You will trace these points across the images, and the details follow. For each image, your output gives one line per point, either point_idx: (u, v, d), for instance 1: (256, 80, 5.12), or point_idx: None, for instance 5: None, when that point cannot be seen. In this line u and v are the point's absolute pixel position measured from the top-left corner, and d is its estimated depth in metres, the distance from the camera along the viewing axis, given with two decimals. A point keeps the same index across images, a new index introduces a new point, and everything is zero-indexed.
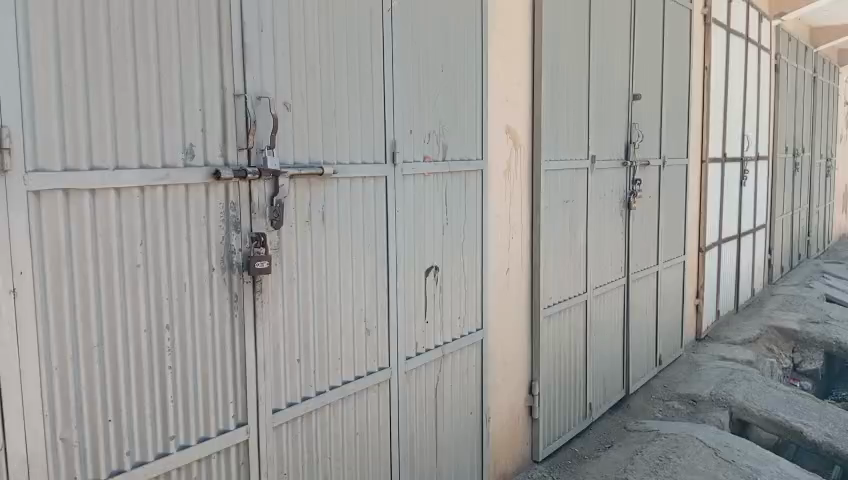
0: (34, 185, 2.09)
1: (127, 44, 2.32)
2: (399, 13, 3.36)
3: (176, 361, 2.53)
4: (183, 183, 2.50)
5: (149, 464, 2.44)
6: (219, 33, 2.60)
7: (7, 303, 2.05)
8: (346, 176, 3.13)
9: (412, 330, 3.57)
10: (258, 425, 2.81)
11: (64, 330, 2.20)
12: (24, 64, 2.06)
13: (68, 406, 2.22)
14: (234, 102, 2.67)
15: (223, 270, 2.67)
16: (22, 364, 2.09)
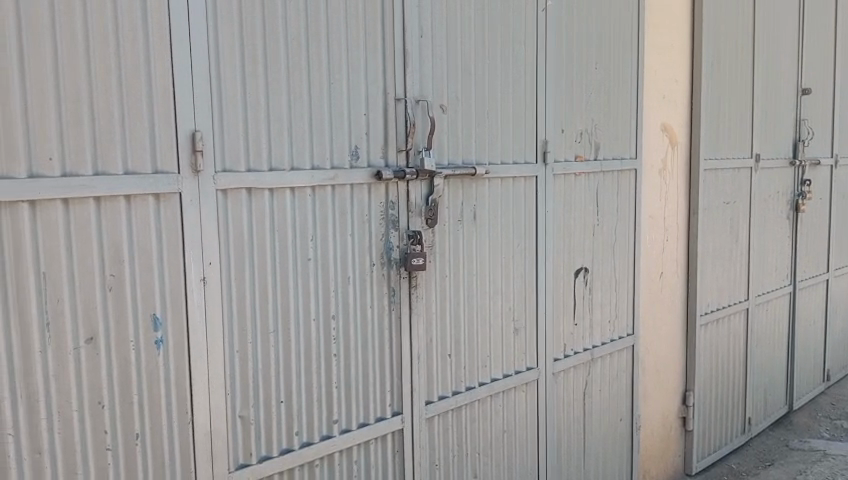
0: (222, 183, 2.30)
1: (301, 53, 2.49)
2: (554, 12, 3.35)
3: (341, 349, 2.69)
4: (349, 183, 2.65)
5: (315, 445, 2.61)
6: (383, 40, 2.72)
7: (199, 290, 2.28)
8: (498, 176, 3.16)
9: (562, 332, 3.55)
10: (412, 416, 2.91)
11: (244, 317, 2.41)
12: (215, 76, 2.27)
13: (246, 386, 2.43)
14: (395, 106, 2.78)
15: (382, 265, 2.79)
16: (209, 346, 2.32)
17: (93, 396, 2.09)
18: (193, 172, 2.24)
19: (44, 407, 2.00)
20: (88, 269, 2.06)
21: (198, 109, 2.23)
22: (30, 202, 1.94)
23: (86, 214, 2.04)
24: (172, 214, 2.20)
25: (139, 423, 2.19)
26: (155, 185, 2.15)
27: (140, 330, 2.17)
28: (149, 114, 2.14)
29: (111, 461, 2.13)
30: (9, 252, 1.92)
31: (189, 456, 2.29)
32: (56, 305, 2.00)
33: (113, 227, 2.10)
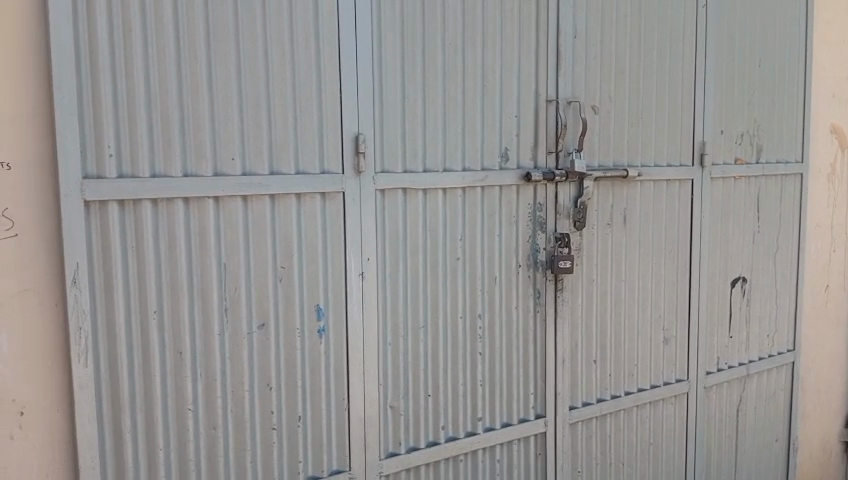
0: (381, 184, 2.41)
1: (458, 57, 2.56)
2: (714, 9, 3.22)
3: (486, 348, 2.73)
4: (499, 184, 2.68)
5: (460, 440, 2.67)
6: (537, 41, 2.73)
7: (357, 284, 2.40)
8: (650, 179, 3.07)
9: (714, 343, 3.39)
10: (556, 419, 2.90)
11: (397, 312, 2.51)
12: (377, 80, 2.39)
13: (397, 378, 2.53)
14: (547, 108, 2.78)
15: (528, 267, 2.80)
16: (365, 338, 2.43)
17: (261, 378, 2.26)
18: (356, 172, 2.36)
19: (221, 385, 2.19)
20: (261, 261, 2.23)
21: (361, 112, 2.36)
22: (214, 198, 2.13)
23: (261, 210, 2.21)
24: (335, 211, 2.34)
25: (301, 406, 2.34)
26: (321, 184, 2.30)
27: (304, 319, 2.32)
28: (317, 117, 2.29)
29: (275, 439, 2.29)
30: (196, 243, 2.12)
31: (343, 441, 2.42)
32: (233, 294, 2.19)
33: (283, 222, 2.26)
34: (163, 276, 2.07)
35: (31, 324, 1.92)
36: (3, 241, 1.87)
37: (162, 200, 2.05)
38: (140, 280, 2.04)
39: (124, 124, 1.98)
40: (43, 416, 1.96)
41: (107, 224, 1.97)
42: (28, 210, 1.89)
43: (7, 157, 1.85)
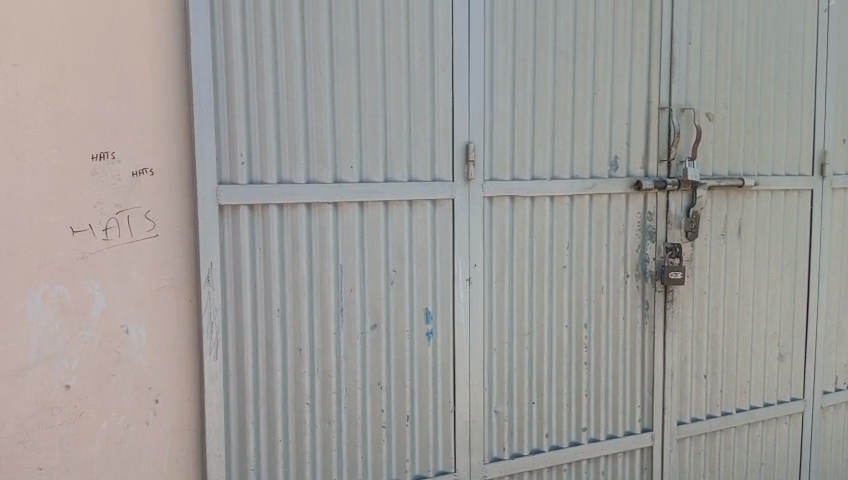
0: (490, 191, 2.45)
1: (568, 66, 2.56)
2: (839, 10, 3.07)
3: (592, 357, 2.71)
4: (608, 192, 2.67)
5: (564, 449, 2.66)
6: (650, 48, 2.70)
7: (464, 289, 2.45)
8: (767, 189, 2.96)
9: (833, 361, 3.22)
10: (663, 434, 2.83)
11: (503, 318, 2.54)
12: (489, 89, 2.43)
13: (502, 383, 2.55)
14: (659, 116, 2.74)
15: (637, 277, 2.76)
16: (472, 342, 2.48)
17: (372, 377, 2.34)
18: (466, 180, 2.41)
19: (335, 382, 2.29)
20: (374, 264, 2.32)
21: (472, 121, 2.41)
22: (333, 203, 2.23)
23: (376, 216, 2.30)
24: (445, 217, 2.40)
25: (409, 406, 2.41)
26: (432, 191, 2.36)
27: (414, 321, 2.39)
28: (430, 126, 2.36)
29: (384, 436, 2.37)
30: (316, 246, 2.23)
31: (449, 442, 2.47)
32: (348, 295, 2.28)
33: (396, 228, 2.34)
34: (286, 276, 2.20)
35: (168, 318, 2.08)
36: (145, 241, 2.04)
37: (286, 204, 2.17)
38: (264, 280, 2.17)
39: (254, 133, 2.12)
40: (176, 404, 2.11)
41: (237, 227, 2.11)
42: (167, 213, 2.05)
43: (150, 165, 2.02)
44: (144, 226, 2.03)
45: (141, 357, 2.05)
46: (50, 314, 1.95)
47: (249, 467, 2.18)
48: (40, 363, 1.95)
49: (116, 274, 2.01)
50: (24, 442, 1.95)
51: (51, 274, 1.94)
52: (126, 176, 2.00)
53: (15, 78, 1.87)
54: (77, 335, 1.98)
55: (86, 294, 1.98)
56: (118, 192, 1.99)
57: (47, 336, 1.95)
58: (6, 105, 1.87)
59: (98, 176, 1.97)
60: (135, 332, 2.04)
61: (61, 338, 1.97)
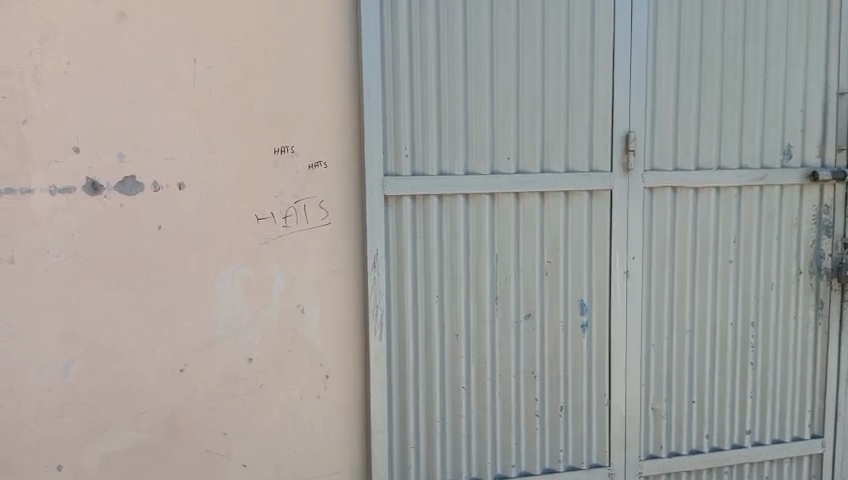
0: (651, 182, 2.40)
1: (737, 51, 2.45)
2: None
3: (758, 358, 2.57)
4: (779, 183, 2.52)
5: (725, 451, 2.56)
6: (828, 29, 2.52)
7: (622, 281, 2.42)
8: None
9: None
10: (835, 442, 2.65)
11: (662, 312, 2.47)
12: (650, 78, 2.38)
13: (660, 380, 2.49)
14: (838, 101, 2.55)
15: (810, 274, 2.59)
16: (629, 336, 2.44)
17: (527, 366, 2.37)
18: (626, 171, 2.38)
19: (491, 369, 2.34)
20: (530, 254, 2.35)
21: (633, 110, 2.37)
22: (491, 194, 2.29)
23: (532, 206, 2.33)
24: (603, 209, 2.38)
25: (563, 397, 2.42)
26: (590, 182, 2.35)
27: (569, 313, 2.40)
28: (589, 116, 2.35)
29: (538, 425, 2.40)
30: (474, 235, 2.29)
31: (604, 435, 2.45)
32: (504, 284, 2.33)
33: (553, 218, 2.35)
34: (444, 264, 2.28)
35: (338, 301, 2.23)
36: (319, 228, 2.20)
37: (446, 195, 2.25)
38: (426, 267, 2.27)
39: (417, 126, 2.22)
40: (343, 381, 2.26)
41: (400, 216, 2.22)
42: (338, 202, 2.20)
43: (324, 157, 2.18)
44: (318, 215, 2.19)
45: (313, 335, 2.22)
46: (236, 293, 2.15)
47: (409, 444, 2.29)
48: (227, 337, 2.15)
49: (293, 259, 2.19)
50: (212, 409, 2.16)
51: (238, 257, 2.14)
52: (303, 168, 2.17)
53: (209, 79, 2.08)
54: (258, 313, 2.18)
55: (267, 276, 2.17)
56: (295, 183, 2.16)
57: (233, 313, 2.16)
58: (201, 104, 2.08)
59: (278, 168, 2.15)
60: (309, 312, 2.21)
61: (245, 315, 2.17)
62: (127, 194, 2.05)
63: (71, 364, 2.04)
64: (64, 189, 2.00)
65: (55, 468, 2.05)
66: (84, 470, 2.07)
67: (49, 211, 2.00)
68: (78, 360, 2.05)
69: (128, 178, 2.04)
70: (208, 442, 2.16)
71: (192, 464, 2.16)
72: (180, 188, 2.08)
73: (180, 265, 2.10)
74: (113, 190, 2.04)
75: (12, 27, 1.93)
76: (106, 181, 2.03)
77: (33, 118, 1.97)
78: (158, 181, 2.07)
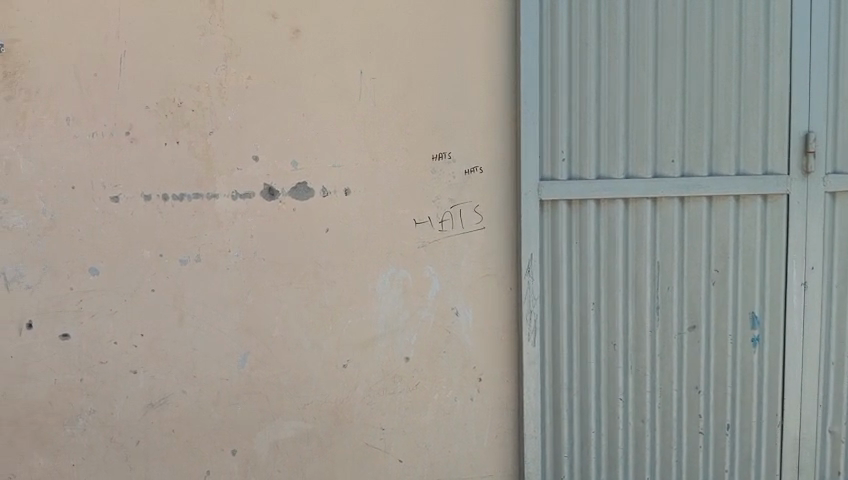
0: (832, 186, 2.22)
1: None
2: None
3: None
4: None
5: None
6: None
7: (798, 292, 2.24)
8: None
9: None
10: None
11: (842, 327, 2.27)
12: (832, 73, 2.21)
13: (839, 401, 2.29)
14: None
15: None
16: (805, 352, 2.26)
17: (689, 380, 2.26)
18: (803, 174, 2.21)
19: (650, 381, 2.26)
20: (695, 262, 2.23)
21: (812, 108, 2.20)
22: (653, 198, 2.20)
23: (697, 211, 2.22)
24: (778, 214, 2.22)
25: (729, 414, 2.28)
26: (763, 186, 2.20)
27: (737, 326, 2.26)
28: (762, 116, 2.20)
29: (701, 443, 2.27)
30: (633, 241, 2.22)
31: (774, 456, 2.29)
32: (666, 293, 2.24)
33: (720, 224, 2.22)
34: (601, 270, 2.23)
35: (491, 305, 2.25)
36: (474, 232, 2.22)
37: (604, 200, 2.20)
38: (582, 273, 2.22)
39: (575, 129, 2.18)
40: (496, 384, 2.27)
41: (556, 220, 2.20)
42: (493, 207, 2.22)
43: (480, 163, 2.21)
44: (474, 219, 2.22)
45: (467, 338, 2.25)
46: (395, 294, 2.23)
47: (563, 453, 2.26)
48: (385, 336, 2.24)
49: (449, 262, 2.23)
50: (371, 404, 2.24)
51: (397, 259, 2.22)
52: (460, 173, 2.20)
53: (373, 89, 2.18)
54: (415, 314, 2.24)
55: (424, 278, 2.23)
56: (452, 188, 2.21)
57: (392, 313, 2.23)
58: (366, 113, 2.18)
59: (436, 174, 2.20)
60: (464, 315, 2.25)
61: (403, 316, 2.24)
62: (299, 199, 2.18)
63: (247, 356, 2.19)
64: (245, 194, 2.16)
65: (230, 451, 2.20)
66: (255, 455, 2.21)
67: (230, 214, 2.16)
68: (253, 351, 2.19)
69: (299, 184, 2.18)
70: (367, 436, 2.25)
71: (352, 456, 2.25)
72: (345, 194, 2.19)
73: (345, 265, 2.21)
74: (286, 195, 2.17)
75: (202, 47, 2.12)
76: (279, 187, 2.17)
77: (218, 129, 2.14)
78: (326, 186, 2.19)
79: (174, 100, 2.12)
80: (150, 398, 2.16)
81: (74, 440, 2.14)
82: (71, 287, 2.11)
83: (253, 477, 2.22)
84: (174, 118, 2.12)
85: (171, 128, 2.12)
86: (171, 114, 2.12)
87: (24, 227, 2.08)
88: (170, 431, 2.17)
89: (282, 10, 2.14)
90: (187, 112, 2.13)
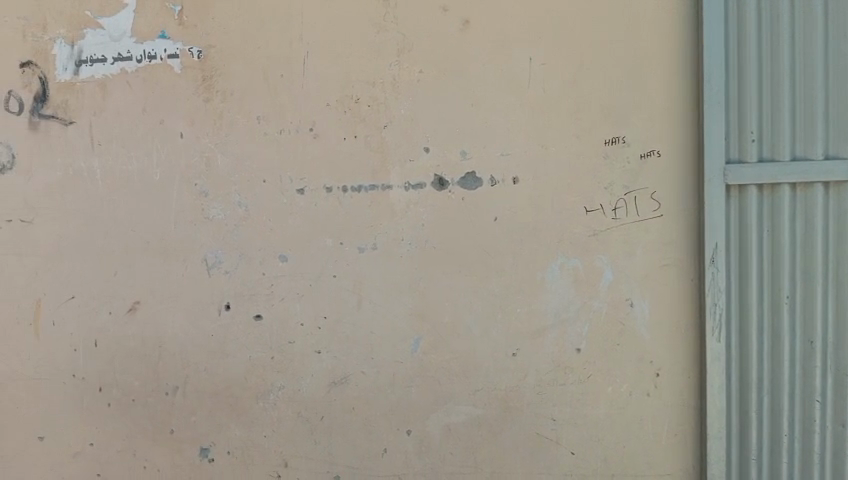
0: None
1: None
2: None
3: None
4: None
5: None
6: None
7: None
8: None
9: None
10: None
11: None
12: None
13: None
14: None
15: None
16: None
17: None
18: None
19: None
20: None
21: None
22: None
23: None
24: None
25: None
26: None
27: None
28: None
29: None
30: (834, 228, 2.01)
31: None
32: None
33: None
34: (796, 260, 2.04)
35: (669, 296, 2.14)
36: (651, 220, 2.13)
37: (801, 183, 2.01)
38: (774, 264, 2.05)
39: (765, 108, 2.02)
40: (674, 380, 2.17)
41: (743, 206, 2.05)
42: (672, 193, 2.11)
43: (658, 146, 2.11)
44: (651, 206, 2.13)
45: (642, 331, 2.16)
46: (566, 284, 2.19)
47: (751, 456, 2.10)
48: (555, 326, 2.21)
49: (623, 251, 2.15)
50: (542, 394, 2.23)
51: (567, 248, 2.18)
52: (635, 158, 2.12)
53: (543, 75, 2.15)
54: (587, 304, 2.19)
55: (595, 268, 2.17)
56: (626, 174, 2.13)
57: (562, 303, 2.20)
58: (535, 100, 2.16)
59: (609, 159, 2.14)
60: (639, 307, 2.16)
61: (573, 306, 2.20)
62: (467, 188, 2.20)
63: (419, 341, 2.26)
64: (416, 185, 2.22)
65: (404, 432, 2.29)
66: (428, 436, 2.28)
67: (403, 204, 2.23)
68: (425, 336, 2.25)
69: (468, 174, 2.20)
70: (537, 425, 2.24)
71: (522, 444, 2.25)
72: (514, 182, 2.19)
73: (514, 254, 2.20)
74: (456, 185, 2.21)
75: (376, 43, 2.21)
76: (450, 177, 2.21)
77: (391, 123, 2.22)
78: (495, 175, 2.19)
79: (351, 97, 2.23)
80: (332, 377, 2.29)
81: (266, 413, 2.32)
82: (263, 272, 2.29)
83: (426, 458, 2.29)
84: (352, 114, 2.23)
85: (349, 123, 2.23)
86: (350, 109, 2.23)
87: (222, 217, 2.29)
88: (350, 409, 2.29)
89: (452, 2, 2.17)
90: (364, 108, 2.23)
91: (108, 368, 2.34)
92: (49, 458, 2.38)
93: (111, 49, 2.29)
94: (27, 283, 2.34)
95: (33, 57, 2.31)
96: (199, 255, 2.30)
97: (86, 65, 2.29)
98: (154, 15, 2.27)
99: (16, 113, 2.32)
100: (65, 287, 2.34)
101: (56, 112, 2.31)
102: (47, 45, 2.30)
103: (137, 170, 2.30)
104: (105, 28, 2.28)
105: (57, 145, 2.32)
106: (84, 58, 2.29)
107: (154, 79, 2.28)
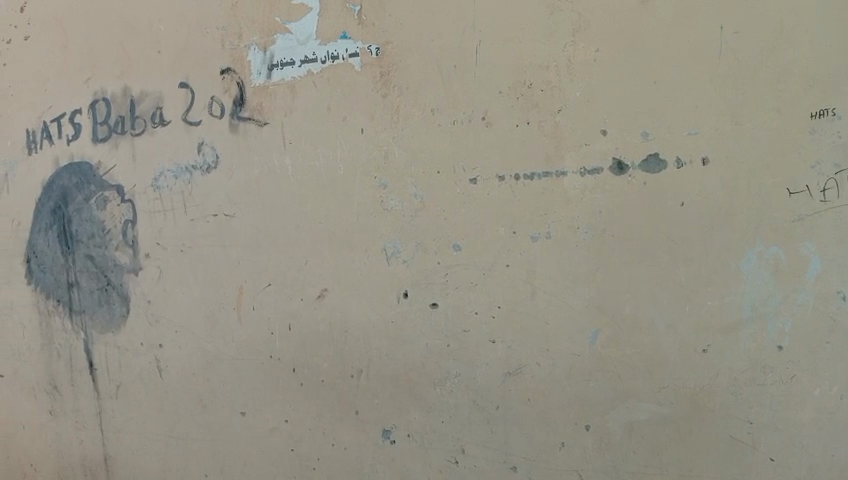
0: None
1: None
2: None
3: None
4: None
5: None
6: None
7: None
8: None
9: None
10: None
11: None
12: None
13: None
14: None
15: None
16: None
17: None
18: None
19: None
20: None
21: None
22: None
23: None
24: None
25: None
26: None
27: None
28: None
29: None
30: None
31: None
32: None
33: None
34: None
35: None
36: None
37: None
38: None
39: None
40: None
41: None
42: None
43: None
44: None
45: None
46: (765, 274, 2.01)
47: None
48: (753, 320, 2.03)
49: (833, 236, 1.96)
50: (736, 394, 2.07)
51: (766, 234, 2.00)
52: None
53: (735, 45, 1.99)
54: (790, 297, 2.00)
55: (800, 257, 1.98)
56: (838, 150, 1.93)
57: (760, 295, 2.02)
58: (727, 74, 2.00)
59: (817, 133, 1.95)
60: None
61: (774, 299, 2.01)
62: (649, 172, 2.08)
63: (598, 333, 2.17)
64: (593, 169, 2.13)
65: (584, 426, 2.22)
66: (610, 433, 2.20)
67: (578, 191, 2.15)
68: (605, 329, 2.17)
69: (650, 155, 2.07)
70: (731, 428, 2.09)
71: (715, 447, 2.11)
72: (703, 163, 2.03)
73: (703, 242, 2.05)
74: (637, 169, 2.09)
75: (550, 26, 2.15)
76: (629, 160, 2.09)
77: (567, 106, 2.15)
78: (681, 156, 2.05)
79: (524, 83, 2.19)
80: (508, 367, 2.28)
81: (444, 399, 2.36)
82: (439, 261, 2.32)
83: (608, 455, 2.21)
84: (525, 100, 2.19)
85: (522, 109, 2.20)
86: (523, 95, 2.20)
87: (400, 207, 2.35)
88: (527, 400, 2.27)
89: None
90: (537, 93, 2.18)
91: (299, 351, 2.52)
92: (252, 432, 2.61)
93: (298, 52, 2.43)
94: (230, 271, 2.58)
95: (231, 64, 2.52)
96: (379, 245, 2.39)
97: (277, 69, 2.46)
98: (336, 16, 2.38)
99: (218, 116, 2.55)
100: (262, 275, 2.54)
101: (252, 114, 2.51)
102: (242, 52, 2.51)
103: (322, 165, 2.44)
104: (293, 32, 2.43)
105: (253, 145, 2.52)
106: (275, 61, 2.46)
107: (337, 78, 2.40)
